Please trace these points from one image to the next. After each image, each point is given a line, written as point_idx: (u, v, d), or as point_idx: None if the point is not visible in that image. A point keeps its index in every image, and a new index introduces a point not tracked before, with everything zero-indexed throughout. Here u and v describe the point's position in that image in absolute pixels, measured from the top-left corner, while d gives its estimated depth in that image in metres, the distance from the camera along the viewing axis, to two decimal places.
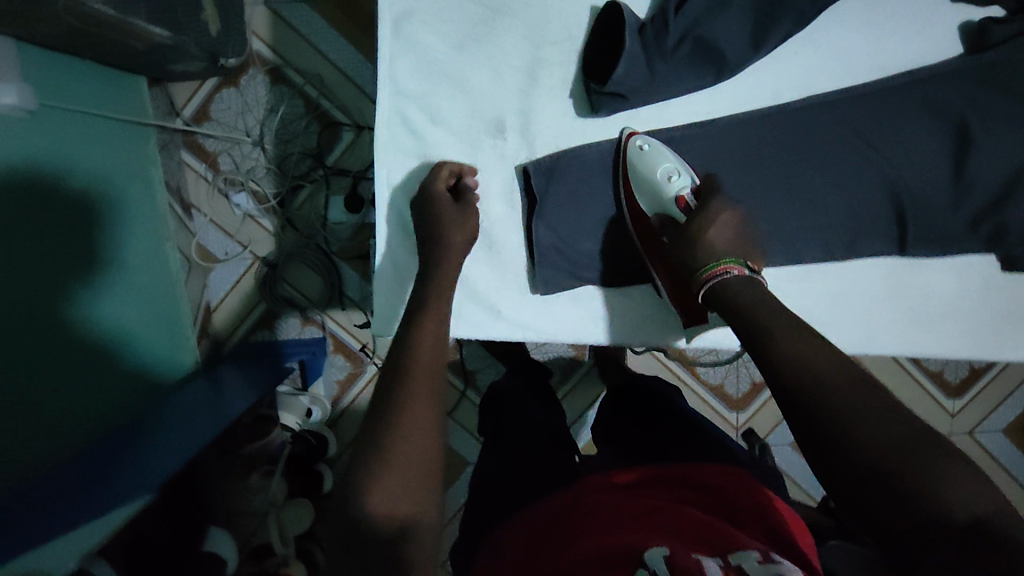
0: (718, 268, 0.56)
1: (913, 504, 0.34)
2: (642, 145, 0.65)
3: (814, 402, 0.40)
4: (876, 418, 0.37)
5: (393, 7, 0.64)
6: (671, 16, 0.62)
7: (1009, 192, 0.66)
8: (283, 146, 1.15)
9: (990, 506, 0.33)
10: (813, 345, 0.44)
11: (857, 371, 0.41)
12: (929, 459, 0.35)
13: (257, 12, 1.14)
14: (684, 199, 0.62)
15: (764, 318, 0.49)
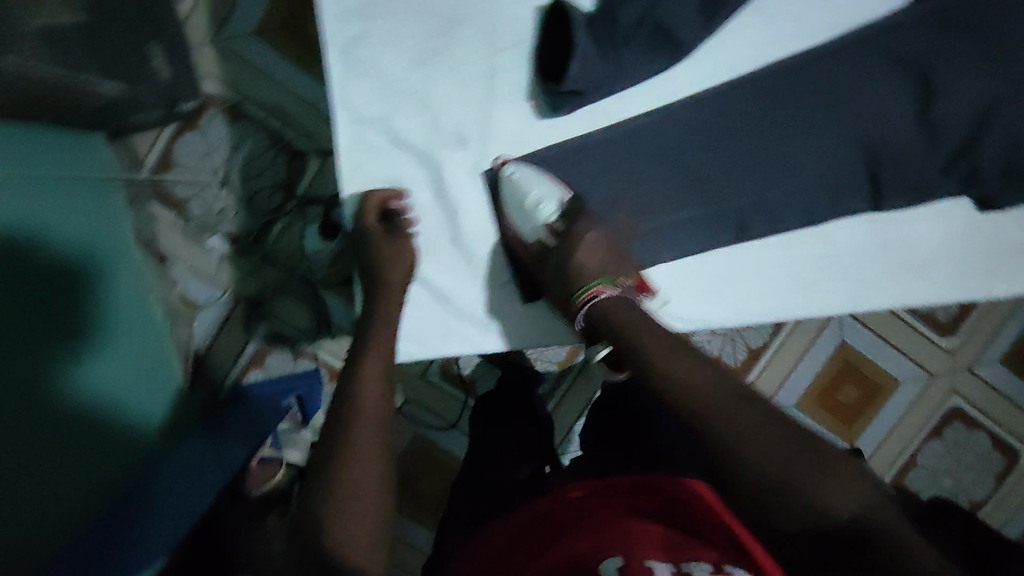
0: (589, 291, 0.60)
1: (810, 510, 0.42)
2: (512, 172, 0.65)
3: (709, 425, 0.47)
4: (765, 433, 0.45)
5: (342, 35, 0.64)
6: (620, 5, 0.61)
7: (980, 131, 0.66)
8: (250, 183, 1.15)
9: (866, 501, 0.42)
10: (692, 363, 0.51)
11: (734, 388, 0.48)
12: (816, 466, 0.44)
13: (207, 53, 1.12)
14: (551, 225, 0.64)
15: (636, 335, 0.55)
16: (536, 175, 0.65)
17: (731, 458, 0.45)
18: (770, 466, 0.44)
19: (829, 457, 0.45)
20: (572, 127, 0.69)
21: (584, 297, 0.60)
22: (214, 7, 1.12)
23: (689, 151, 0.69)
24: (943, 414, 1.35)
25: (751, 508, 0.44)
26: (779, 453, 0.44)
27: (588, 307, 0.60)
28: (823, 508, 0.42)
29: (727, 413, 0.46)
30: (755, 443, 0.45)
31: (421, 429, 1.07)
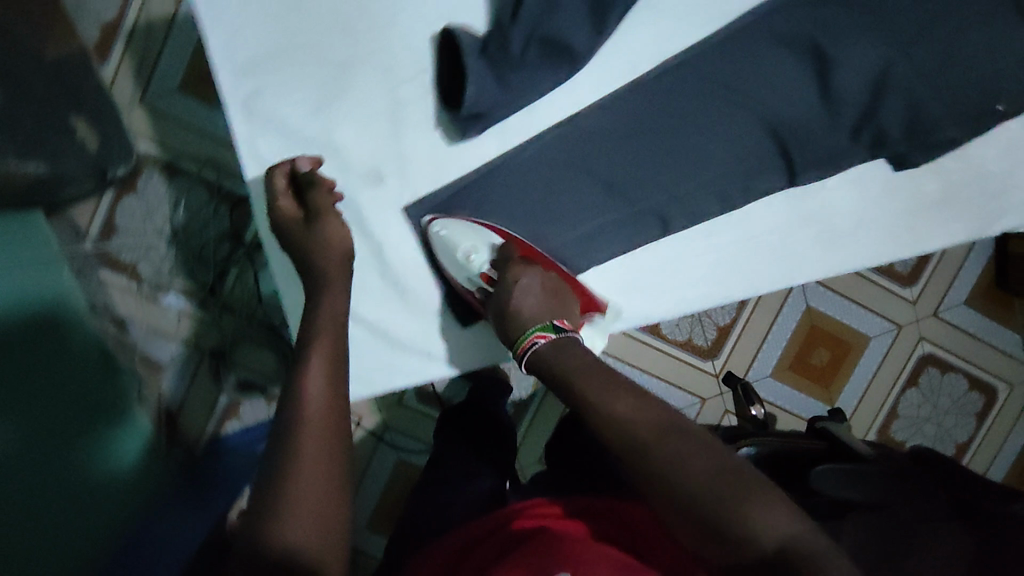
0: (527, 342, 0.62)
1: (732, 542, 0.44)
2: (440, 231, 0.67)
3: (636, 460, 0.49)
4: (689, 462, 0.48)
5: (239, 91, 0.64)
6: (509, 27, 0.62)
7: (878, 98, 0.68)
8: (196, 237, 1.14)
9: (791, 529, 0.43)
10: (622, 395, 0.53)
11: (662, 420, 0.51)
12: (739, 495, 0.45)
13: (135, 114, 1.12)
14: (486, 274, 0.68)
15: (573, 375, 0.57)
16: (461, 228, 0.68)
17: (663, 491, 0.47)
18: (693, 500, 0.46)
19: (756, 487, 0.45)
20: (484, 147, 0.69)
21: (524, 348, 0.62)
22: (135, 66, 1.11)
23: (600, 152, 0.70)
24: (915, 363, 1.36)
25: (689, 540, 0.46)
26: (704, 486, 0.46)
27: (528, 360, 0.61)
28: (745, 539, 0.43)
29: (656, 451, 0.49)
30: (679, 481, 0.47)
31: (403, 455, 1.08)
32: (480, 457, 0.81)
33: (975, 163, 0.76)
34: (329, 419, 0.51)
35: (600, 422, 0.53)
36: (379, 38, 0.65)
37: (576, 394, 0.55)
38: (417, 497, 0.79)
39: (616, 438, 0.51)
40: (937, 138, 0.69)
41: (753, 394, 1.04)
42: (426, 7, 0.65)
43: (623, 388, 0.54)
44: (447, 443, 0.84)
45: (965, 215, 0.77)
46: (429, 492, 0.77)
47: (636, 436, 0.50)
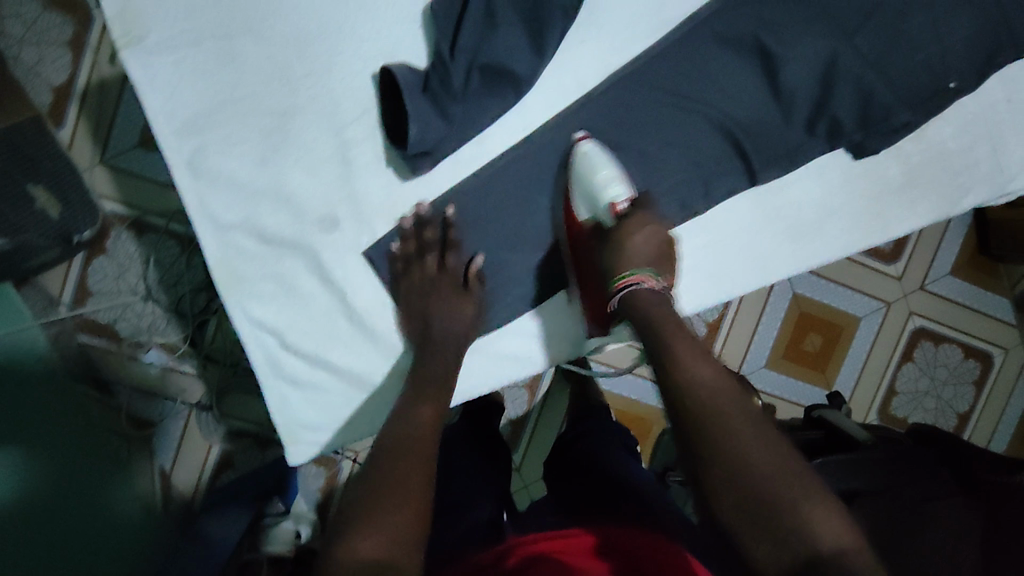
0: (631, 278, 0.63)
1: (787, 538, 0.46)
2: (588, 150, 0.67)
3: (709, 429, 0.51)
4: (768, 451, 0.50)
5: (183, 151, 0.62)
6: (448, 59, 0.61)
7: (829, 88, 0.68)
8: (172, 291, 1.11)
9: (848, 541, 0.46)
10: (708, 366, 0.56)
11: (746, 405, 0.53)
12: (806, 498, 0.47)
13: (96, 172, 1.09)
14: (617, 206, 0.66)
15: (663, 334, 0.59)
16: (605, 157, 0.67)
17: (732, 468, 0.49)
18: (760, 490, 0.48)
19: (821, 495, 0.48)
20: (439, 179, 0.68)
21: (625, 283, 0.64)
22: (92, 126, 1.09)
23: (555, 172, 0.70)
24: (908, 338, 1.35)
25: (740, 524, 0.48)
26: (777, 479, 0.48)
27: (623, 295, 0.64)
28: (804, 536, 0.46)
29: (734, 428, 0.51)
30: (748, 464, 0.49)
31: None
32: (477, 483, 0.78)
33: (935, 142, 0.75)
34: (427, 448, 0.56)
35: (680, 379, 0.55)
36: (320, 82, 0.64)
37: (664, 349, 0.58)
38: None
39: (698, 400, 0.53)
40: (893, 124, 0.69)
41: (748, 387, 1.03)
42: (364, 45, 0.64)
43: (709, 360, 0.56)
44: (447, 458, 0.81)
45: (930, 196, 0.76)
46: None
47: (716, 407, 0.52)
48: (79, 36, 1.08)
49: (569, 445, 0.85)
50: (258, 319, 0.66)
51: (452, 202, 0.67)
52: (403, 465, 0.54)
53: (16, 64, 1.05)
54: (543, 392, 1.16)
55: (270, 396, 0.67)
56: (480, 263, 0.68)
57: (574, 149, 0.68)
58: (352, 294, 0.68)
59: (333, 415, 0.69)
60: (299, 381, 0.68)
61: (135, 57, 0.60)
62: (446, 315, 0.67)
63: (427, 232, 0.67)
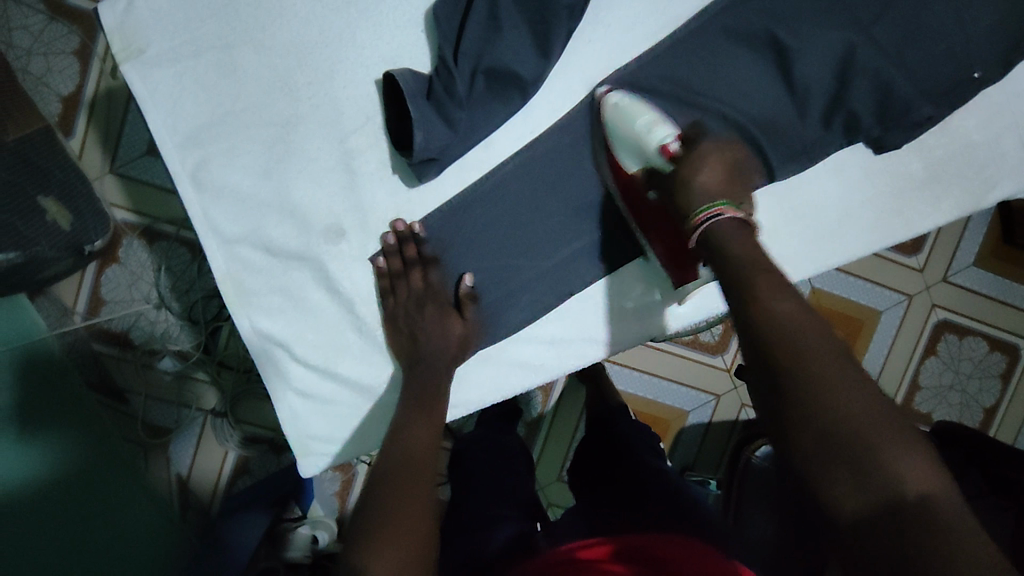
0: (711, 211, 0.56)
1: (867, 481, 0.40)
2: (620, 100, 0.64)
3: (783, 359, 0.46)
4: (854, 387, 0.44)
5: (186, 164, 0.62)
6: (451, 64, 0.60)
7: (845, 82, 0.66)
8: (184, 298, 1.10)
9: (933, 486, 0.40)
10: (791, 297, 0.50)
11: (831, 343, 0.47)
12: (886, 440, 0.41)
13: (107, 182, 1.09)
14: (668, 146, 0.61)
15: (741, 263, 0.53)
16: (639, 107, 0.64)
17: (806, 399, 0.44)
18: (838, 428, 0.42)
19: (903, 436, 0.42)
20: (445, 186, 0.67)
21: (704, 216, 0.56)
22: (101, 136, 1.08)
23: (564, 175, 0.68)
24: (931, 331, 1.32)
25: (813, 459, 0.42)
26: (856, 418, 0.42)
27: (701, 230, 0.56)
28: (885, 479, 0.40)
29: (813, 361, 0.45)
30: (826, 398, 0.43)
31: None
32: (504, 497, 0.76)
33: (958, 135, 0.73)
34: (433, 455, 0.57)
35: (755, 310, 0.49)
36: (322, 91, 0.63)
37: (737, 278, 0.52)
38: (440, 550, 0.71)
39: (775, 331, 0.47)
40: (914, 117, 0.66)
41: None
42: (364, 52, 0.63)
43: (787, 291, 0.50)
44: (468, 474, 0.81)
45: (954, 190, 0.73)
46: (450, 540, 0.71)
47: (792, 341, 0.46)
48: (86, 46, 1.07)
49: (605, 450, 0.82)
50: (268, 332, 0.65)
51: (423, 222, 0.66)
52: (409, 471, 0.54)
53: (25, 76, 1.05)
54: (556, 394, 1.14)
55: (281, 406, 0.66)
56: (470, 282, 0.67)
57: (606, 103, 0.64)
58: (357, 306, 0.67)
59: (343, 426, 0.68)
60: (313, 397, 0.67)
61: (135, 70, 0.60)
62: (430, 340, 0.65)
63: (410, 248, 0.65)
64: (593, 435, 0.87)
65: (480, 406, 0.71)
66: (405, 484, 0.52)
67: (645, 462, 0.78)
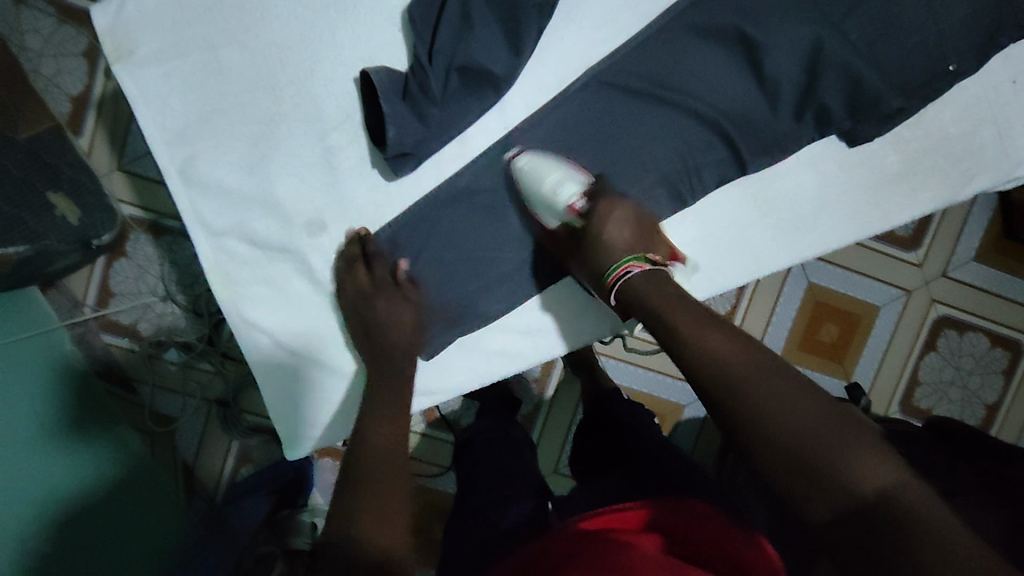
0: (619, 270, 0.62)
1: (830, 489, 0.42)
2: (526, 162, 0.66)
3: (725, 396, 0.48)
4: (796, 401, 0.46)
5: (175, 160, 0.65)
6: (426, 63, 0.62)
7: (816, 76, 0.67)
8: (188, 291, 1.14)
9: (891, 478, 0.41)
10: (721, 333, 0.53)
11: (766, 363, 0.49)
12: (837, 443, 0.43)
13: (114, 179, 1.13)
14: (574, 205, 0.65)
15: (670, 307, 0.57)
16: (549, 161, 0.66)
17: (754, 426, 0.46)
18: (789, 446, 0.44)
19: (855, 437, 0.44)
20: (426, 181, 0.69)
21: (615, 276, 0.62)
22: (108, 135, 1.12)
23: None
24: (930, 327, 1.31)
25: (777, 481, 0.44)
26: (803, 432, 0.44)
27: (617, 289, 0.62)
28: (844, 487, 0.42)
29: (749, 386, 0.48)
30: (772, 421, 0.45)
31: (419, 480, 1.13)
32: (514, 479, 0.78)
33: (934, 127, 0.73)
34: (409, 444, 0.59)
35: (690, 354, 0.53)
36: (302, 89, 0.65)
37: (669, 324, 0.56)
38: (446, 532, 0.75)
39: (710, 368, 0.50)
40: (884, 110, 0.67)
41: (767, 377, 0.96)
42: (344, 51, 0.65)
43: (716, 327, 0.53)
44: (475, 460, 0.83)
45: (931, 184, 0.74)
46: (456, 523, 0.74)
47: (729, 375, 0.49)
48: (94, 48, 1.11)
49: (611, 437, 0.82)
50: (255, 322, 0.68)
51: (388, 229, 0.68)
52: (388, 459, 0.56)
53: (36, 77, 1.09)
54: (553, 386, 1.16)
55: (271, 403, 0.69)
56: (432, 273, 0.70)
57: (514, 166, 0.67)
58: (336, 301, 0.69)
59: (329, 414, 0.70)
60: (296, 394, 0.69)
61: (127, 71, 0.63)
62: (402, 331, 0.67)
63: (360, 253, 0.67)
64: (586, 423, 0.89)
65: (459, 392, 0.73)
66: (392, 461, 0.56)
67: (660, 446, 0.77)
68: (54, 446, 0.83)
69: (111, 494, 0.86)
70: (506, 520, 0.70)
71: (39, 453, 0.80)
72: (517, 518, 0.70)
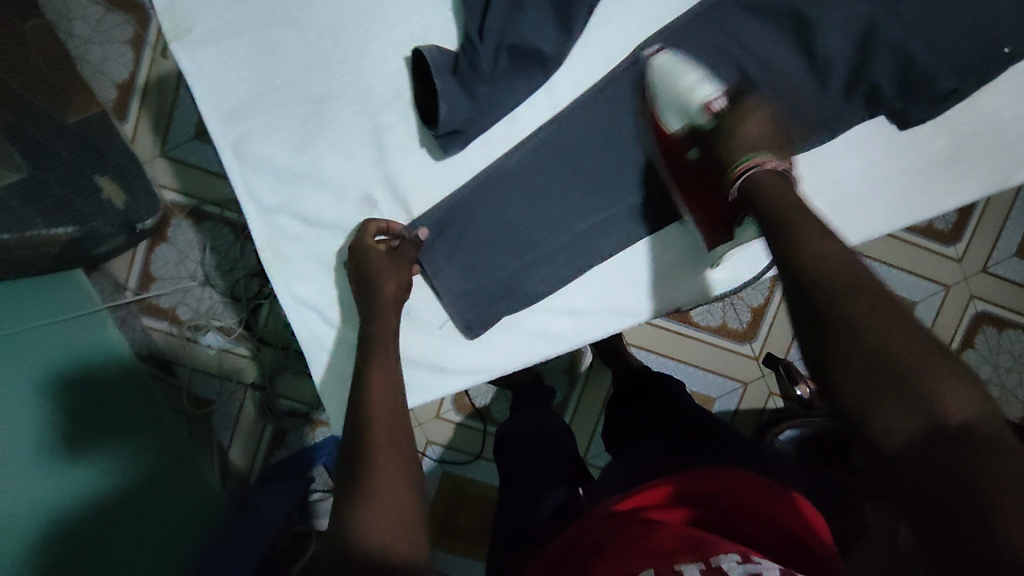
0: (753, 161, 0.60)
1: (913, 410, 0.42)
2: (665, 61, 0.66)
3: (821, 303, 0.48)
4: (895, 324, 0.45)
5: (228, 138, 0.66)
6: (477, 41, 0.62)
7: (867, 56, 0.66)
8: (228, 276, 1.16)
9: (978, 412, 0.41)
10: (830, 247, 0.52)
11: (870, 285, 0.48)
12: (931, 368, 0.43)
13: (157, 164, 1.15)
14: (711, 104, 0.64)
15: (783, 215, 0.56)
16: (688, 63, 0.66)
17: (847, 338, 0.46)
18: (884, 359, 0.44)
19: (955, 368, 0.43)
20: (473, 160, 0.70)
21: (746, 166, 0.61)
22: (152, 121, 1.15)
23: (592, 151, 0.70)
24: (969, 323, 1.28)
25: (857, 393, 0.44)
26: (897, 352, 0.44)
27: (742, 180, 0.60)
28: (929, 409, 0.42)
29: (851, 301, 0.47)
30: (868, 336, 0.45)
31: (448, 467, 1.14)
32: (548, 460, 0.78)
33: (987, 111, 0.72)
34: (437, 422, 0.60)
35: (800, 258, 0.52)
36: (353, 68, 0.66)
37: (785, 228, 0.55)
38: (496, 510, 0.77)
39: (818, 273, 0.50)
40: (935, 92, 0.66)
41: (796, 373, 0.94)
42: (395, 30, 0.66)
43: (831, 240, 0.52)
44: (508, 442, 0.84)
45: (980, 168, 0.73)
46: (504, 510, 0.76)
47: (831, 286, 0.49)
48: (140, 35, 1.14)
49: (640, 417, 0.83)
50: (302, 297, 0.70)
51: (421, 224, 0.69)
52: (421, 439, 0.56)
53: (84, 63, 1.12)
54: (583, 376, 1.16)
55: (320, 386, 0.71)
56: (475, 253, 0.71)
57: (647, 65, 0.67)
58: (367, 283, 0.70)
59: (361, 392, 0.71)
60: (340, 372, 0.71)
61: (184, 49, 0.64)
62: None
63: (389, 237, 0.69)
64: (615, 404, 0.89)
65: (501, 371, 0.75)
66: (402, 429, 0.56)
67: (691, 421, 0.76)
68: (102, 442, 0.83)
69: (150, 493, 0.86)
70: (544, 507, 0.72)
71: (89, 452, 0.80)
72: (557, 503, 0.72)
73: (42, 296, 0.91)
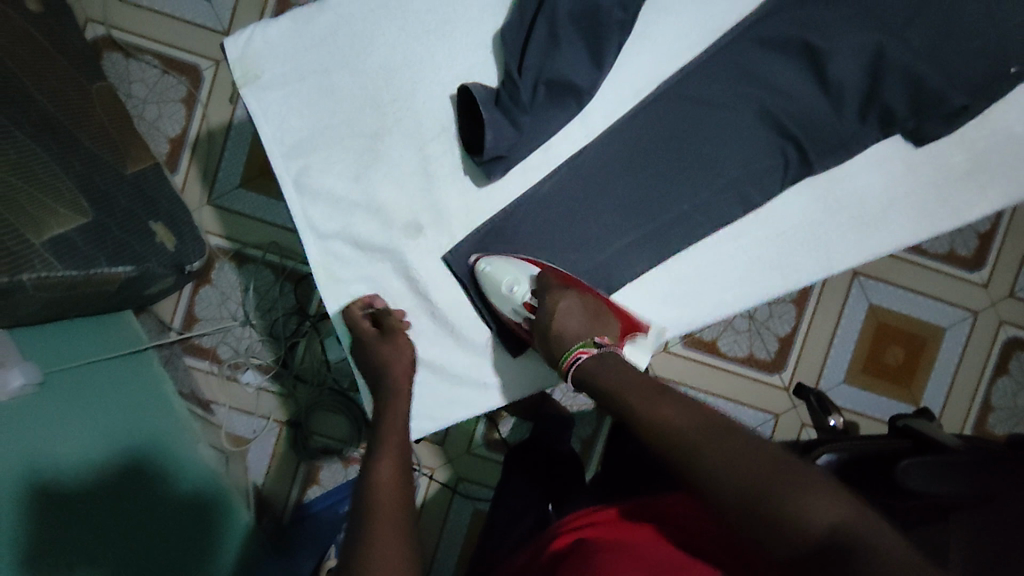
0: (570, 357, 0.65)
1: (784, 529, 0.43)
2: (486, 268, 0.72)
3: (676, 459, 0.51)
4: (739, 456, 0.48)
5: (290, 170, 0.71)
6: (517, 76, 0.68)
7: (878, 80, 0.71)
8: (267, 315, 1.21)
9: (843, 512, 0.42)
10: (662, 402, 0.55)
11: (701, 423, 0.52)
12: (785, 483, 0.45)
13: (204, 212, 1.21)
14: (529, 303, 0.71)
15: (617, 386, 0.59)
16: (506, 263, 0.72)
17: (708, 486, 0.48)
18: (748, 494, 0.46)
19: (807, 478, 0.45)
20: (512, 187, 0.75)
21: (568, 363, 0.65)
22: (201, 172, 1.21)
23: (625, 175, 0.75)
24: (1001, 349, 1.28)
25: (742, 526, 0.46)
26: (749, 484, 0.46)
27: (571, 372, 0.64)
28: (797, 525, 0.43)
29: (698, 449, 0.50)
30: (729, 472, 0.47)
31: (480, 504, 1.14)
32: (529, 482, 0.80)
33: (1000, 127, 0.78)
34: None
35: (644, 422, 0.55)
36: (404, 106, 0.72)
37: (623, 397, 0.58)
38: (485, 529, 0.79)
39: (659, 437, 0.53)
40: (949, 108, 0.71)
41: (829, 402, 0.93)
42: (442, 72, 0.73)
43: (666, 396, 0.56)
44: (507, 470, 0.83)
45: (997, 182, 0.78)
46: (495, 527, 0.76)
47: (677, 442, 0.51)
48: (192, 94, 1.21)
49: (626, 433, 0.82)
50: None
51: (448, 257, 0.74)
52: None
53: (140, 121, 1.20)
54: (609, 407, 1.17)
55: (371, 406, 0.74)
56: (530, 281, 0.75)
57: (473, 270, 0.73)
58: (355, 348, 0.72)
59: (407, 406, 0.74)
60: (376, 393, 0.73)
61: (253, 93, 0.70)
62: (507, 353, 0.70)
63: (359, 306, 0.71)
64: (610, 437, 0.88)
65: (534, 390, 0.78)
66: None
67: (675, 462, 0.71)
68: (119, 496, 0.75)
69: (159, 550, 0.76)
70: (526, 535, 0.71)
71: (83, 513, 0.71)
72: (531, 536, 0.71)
73: (68, 330, 0.87)
